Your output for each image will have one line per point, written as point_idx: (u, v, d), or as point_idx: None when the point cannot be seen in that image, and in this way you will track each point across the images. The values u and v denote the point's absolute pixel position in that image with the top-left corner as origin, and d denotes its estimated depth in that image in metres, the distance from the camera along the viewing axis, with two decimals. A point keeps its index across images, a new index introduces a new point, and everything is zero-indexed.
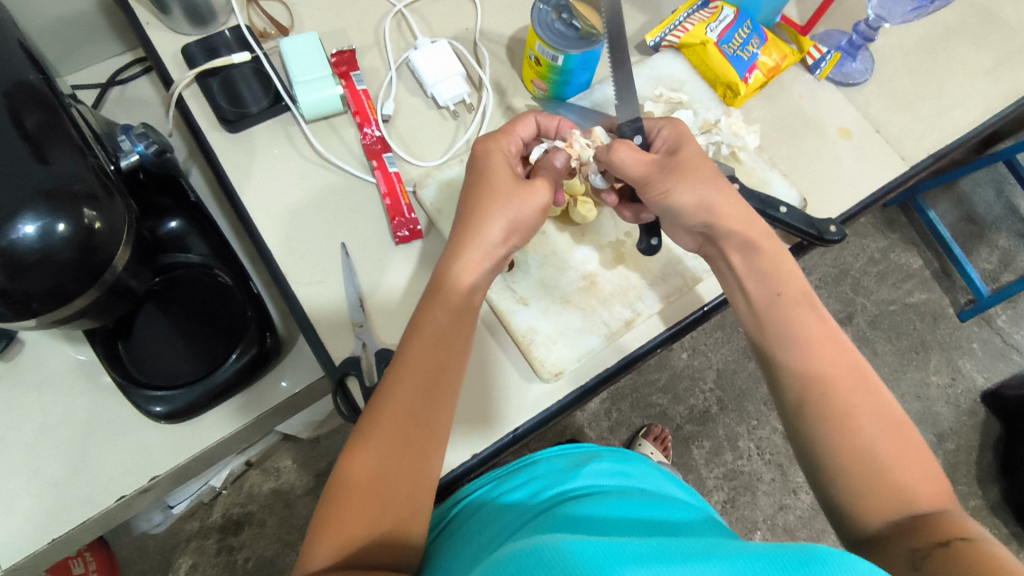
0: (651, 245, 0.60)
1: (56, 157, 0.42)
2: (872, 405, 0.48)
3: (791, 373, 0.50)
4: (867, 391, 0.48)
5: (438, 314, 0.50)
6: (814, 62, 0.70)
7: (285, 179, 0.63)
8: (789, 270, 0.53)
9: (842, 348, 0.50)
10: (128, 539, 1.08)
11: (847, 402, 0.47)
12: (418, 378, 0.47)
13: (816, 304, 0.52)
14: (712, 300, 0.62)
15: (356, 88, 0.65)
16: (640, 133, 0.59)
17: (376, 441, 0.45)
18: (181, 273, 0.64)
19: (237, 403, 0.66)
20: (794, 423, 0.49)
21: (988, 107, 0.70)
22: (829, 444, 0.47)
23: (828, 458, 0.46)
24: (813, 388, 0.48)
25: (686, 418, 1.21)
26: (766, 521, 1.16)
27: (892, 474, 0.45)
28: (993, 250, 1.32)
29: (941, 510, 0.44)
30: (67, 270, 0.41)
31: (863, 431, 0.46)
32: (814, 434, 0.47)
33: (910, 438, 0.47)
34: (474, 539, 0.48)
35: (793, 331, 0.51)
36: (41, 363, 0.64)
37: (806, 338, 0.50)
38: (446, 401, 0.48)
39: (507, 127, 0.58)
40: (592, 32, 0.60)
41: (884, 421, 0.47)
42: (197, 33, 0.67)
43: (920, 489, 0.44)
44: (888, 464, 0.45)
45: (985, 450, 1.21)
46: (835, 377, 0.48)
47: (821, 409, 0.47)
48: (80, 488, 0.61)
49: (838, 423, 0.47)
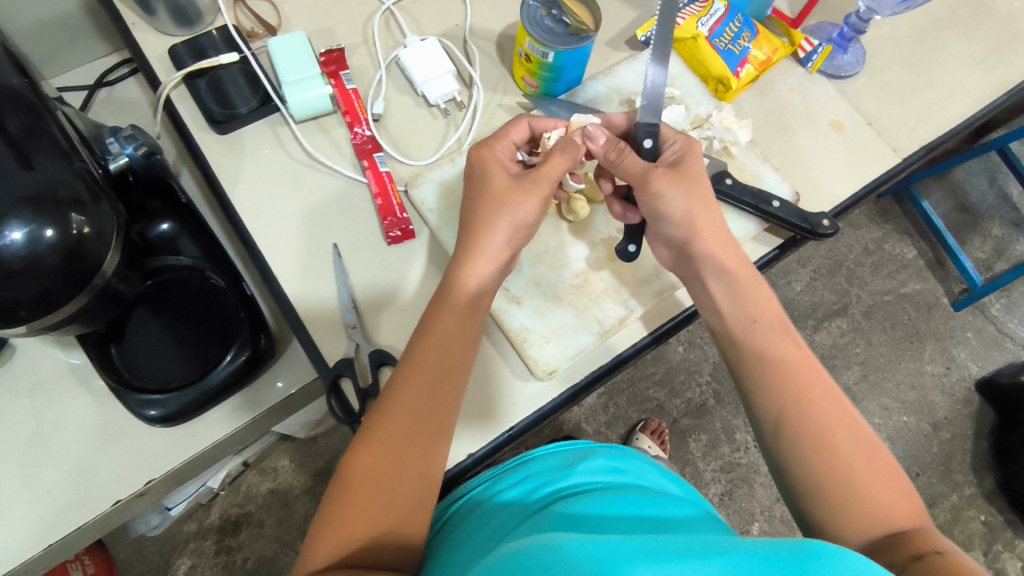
0: (629, 249, 0.60)
1: (40, 161, 0.42)
2: (847, 423, 0.48)
3: (768, 395, 0.50)
4: (845, 414, 0.49)
5: (443, 321, 0.51)
6: (806, 54, 0.69)
7: (275, 180, 0.62)
8: (764, 292, 0.55)
9: (818, 372, 0.51)
10: (127, 542, 1.08)
11: (824, 423, 0.48)
12: (423, 382, 0.48)
13: (790, 330, 0.53)
14: (688, 307, 0.61)
15: (346, 87, 0.64)
16: (651, 136, 0.57)
17: (380, 444, 0.45)
18: (173, 276, 0.64)
19: (232, 404, 0.66)
20: (773, 448, 0.50)
21: (980, 98, 0.70)
22: (807, 465, 0.47)
23: (808, 477, 0.47)
24: (792, 406, 0.49)
25: (682, 411, 1.22)
26: (764, 512, 1.17)
27: (869, 493, 0.45)
28: (986, 239, 1.32)
29: (915, 527, 0.44)
30: (53, 276, 0.41)
31: (840, 450, 0.47)
32: (792, 454, 0.48)
33: (885, 459, 0.47)
34: (468, 541, 0.48)
35: (769, 354, 0.52)
36: (33, 368, 0.64)
37: (781, 362, 0.51)
38: (450, 406, 0.48)
39: (501, 130, 0.58)
40: (582, 28, 0.59)
41: (860, 443, 0.47)
42: (182, 33, 0.66)
43: (894, 508, 0.45)
44: (864, 484, 0.46)
45: (980, 438, 1.21)
46: (812, 397, 0.49)
47: (799, 431, 0.48)
48: (75, 494, 0.61)
49: (818, 442, 0.47)
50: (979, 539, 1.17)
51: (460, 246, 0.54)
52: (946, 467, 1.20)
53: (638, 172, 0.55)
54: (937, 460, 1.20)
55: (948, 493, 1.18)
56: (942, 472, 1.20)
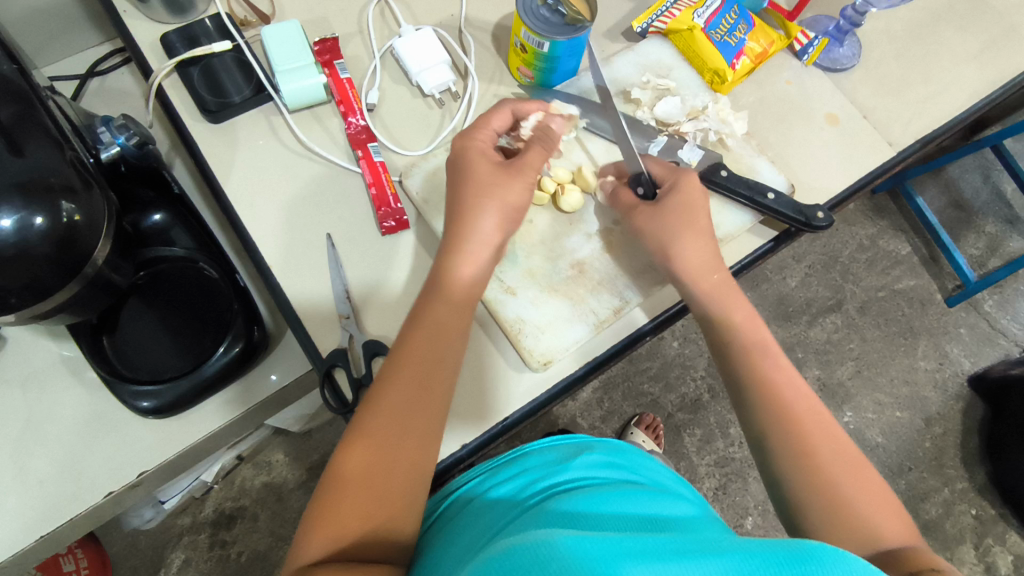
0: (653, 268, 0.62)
1: (31, 149, 0.41)
2: (840, 439, 0.49)
3: (763, 413, 0.51)
4: (831, 433, 0.50)
5: (437, 313, 0.50)
6: (802, 47, 0.69)
7: (270, 170, 0.62)
8: None
9: (805, 393, 0.52)
10: (120, 536, 1.07)
11: (815, 440, 0.49)
12: (415, 376, 0.48)
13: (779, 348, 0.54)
14: (676, 304, 0.62)
15: (340, 76, 0.65)
16: (641, 185, 0.61)
17: (376, 438, 0.45)
18: (166, 268, 0.63)
19: (225, 396, 0.66)
20: (764, 455, 0.51)
21: (975, 92, 0.70)
22: (799, 479, 0.48)
23: (801, 489, 0.48)
24: (782, 425, 0.50)
25: (677, 406, 1.22)
26: (757, 507, 1.17)
27: (860, 511, 0.46)
28: (980, 236, 1.32)
29: (910, 546, 0.46)
30: (44, 264, 0.41)
31: (829, 467, 0.48)
32: (782, 467, 0.49)
33: (873, 476, 0.49)
34: (463, 535, 0.48)
35: (757, 372, 0.52)
36: (24, 359, 0.63)
37: (769, 380, 0.52)
38: (442, 399, 0.48)
39: (484, 117, 0.58)
40: (578, 18, 0.59)
41: (851, 459, 0.49)
42: (175, 21, 0.66)
43: (888, 526, 0.46)
44: (855, 500, 0.47)
45: (971, 433, 1.22)
46: (802, 415, 0.50)
47: (789, 447, 0.49)
48: (67, 486, 0.60)
49: (808, 458, 0.48)
50: (970, 534, 1.17)
51: (467, 244, 0.53)
52: (938, 462, 1.20)
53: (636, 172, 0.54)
54: (929, 455, 1.21)
55: (940, 487, 1.19)
56: (934, 467, 1.20)
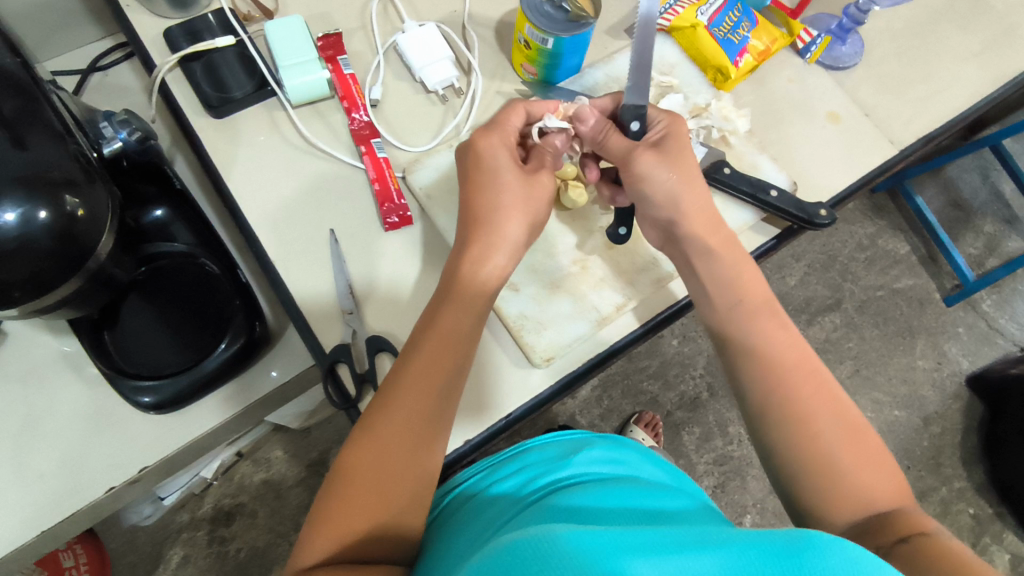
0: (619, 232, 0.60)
1: (33, 142, 0.41)
2: (835, 408, 0.48)
3: (761, 387, 0.50)
4: (832, 407, 0.49)
5: (444, 316, 0.50)
6: (803, 45, 0.70)
7: (271, 166, 0.62)
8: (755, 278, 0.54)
9: (807, 365, 0.50)
10: (119, 532, 1.07)
11: (812, 410, 0.48)
12: (423, 379, 0.48)
13: (778, 312, 0.53)
14: (683, 298, 0.61)
15: (343, 71, 0.64)
16: (639, 118, 0.56)
17: (382, 441, 0.45)
18: (166, 263, 0.63)
19: (226, 392, 0.66)
20: (760, 432, 0.50)
21: (976, 91, 0.70)
22: (794, 455, 0.47)
23: (794, 465, 0.47)
24: (779, 395, 0.49)
25: (676, 404, 1.22)
26: (756, 504, 1.17)
27: (857, 481, 0.46)
28: (978, 236, 1.33)
29: (899, 508, 0.45)
30: (47, 258, 0.41)
31: (824, 436, 0.47)
32: (778, 445, 0.48)
33: (873, 446, 0.48)
34: (464, 531, 0.48)
35: (759, 352, 0.51)
36: (24, 353, 0.63)
37: (767, 354, 0.51)
38: (448, 402, 0.48)
39: (500, 118, 0.56)
40: (581, 15, 0.60)
41: (847, 426, 0.48)
42: (176, 15, 0.65)
43: (880, 491, 0.46)
44: (850, 468, 0.46)
45: (969, 432, 1.22)
46: (799, 384, 0.49)
47: (784, 420, 0.48)
48: (67, 481, 0.60)
49: (804, 431, 0.47)
50: (968, 532, 1.18)
51: (469, 239, 0.53)
52: (936, 461, 1.21)
53: (622, 152, 0.55)
54: (927, 454, 1.21)
55: (938, 486, 1.19)
56: (932, 466, 1.21)
